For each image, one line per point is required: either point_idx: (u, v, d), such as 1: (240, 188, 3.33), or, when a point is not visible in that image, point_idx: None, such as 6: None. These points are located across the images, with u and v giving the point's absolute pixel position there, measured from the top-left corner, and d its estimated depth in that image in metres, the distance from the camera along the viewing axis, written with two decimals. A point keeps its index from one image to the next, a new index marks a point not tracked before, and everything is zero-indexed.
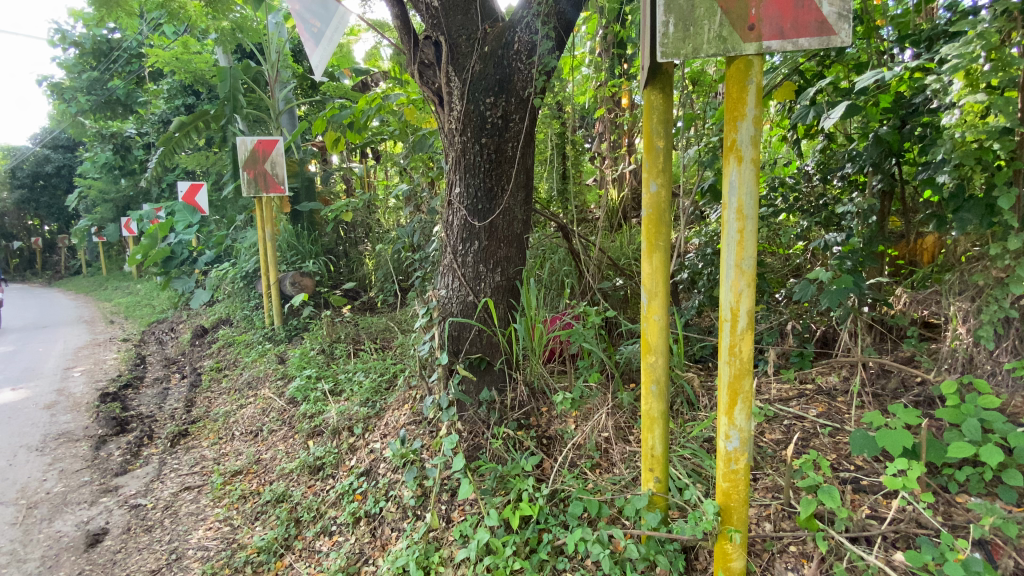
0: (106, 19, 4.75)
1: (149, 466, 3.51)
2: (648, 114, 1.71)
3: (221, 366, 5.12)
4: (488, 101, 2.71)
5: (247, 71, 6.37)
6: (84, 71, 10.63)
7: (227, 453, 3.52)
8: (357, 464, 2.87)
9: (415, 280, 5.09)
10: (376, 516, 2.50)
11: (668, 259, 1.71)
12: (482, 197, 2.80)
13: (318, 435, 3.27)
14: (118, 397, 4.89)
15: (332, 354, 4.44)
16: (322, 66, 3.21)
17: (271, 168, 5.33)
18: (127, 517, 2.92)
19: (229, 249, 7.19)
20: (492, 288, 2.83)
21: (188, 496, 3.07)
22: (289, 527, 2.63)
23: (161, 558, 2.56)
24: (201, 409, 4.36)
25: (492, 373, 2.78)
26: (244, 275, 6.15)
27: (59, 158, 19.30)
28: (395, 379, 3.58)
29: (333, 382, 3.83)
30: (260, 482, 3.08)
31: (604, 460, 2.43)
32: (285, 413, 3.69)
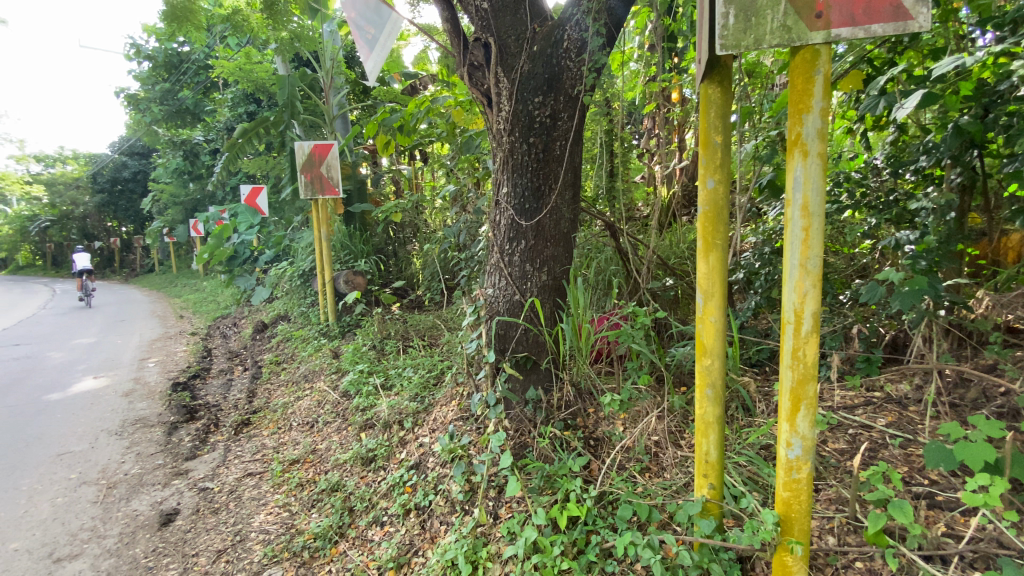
0: (177, 33, 5.10)
1: (216, 451, 3.74)
2: (705, 109, 1.66)
3: (280, 360, 5.41)
4: (537, 100, 2.71)
5: (305, 80, 6.69)
6: (157, 83, 11.47)
7: (286, 442, 3.70)
8: (407, 457, 2.95)
9: (461, 278, 5.18)
10: (425, 509, 2.55)
11: (726, 258, 1.65)
12: (529, 197, 2.80)
13: (370, 427, 3.39)
14: (187, 386, 5.25)
15: (383, 350, 4.59)
16: (376, 71, 3.31)
17: (327, 171, 5.54)
18: (196, 499, 3.11)
19: (287, 249, 7.57)
20: (538, 286, 2.83)
21: (250, 481, 3.24)
22: (343, 516, 2.73)
23: (226, 539, 2.71)
24: (262, 399, 4.61)
25: (538, 373, 2.78)
26: (300, 273, 6.45)
27: (135, 164, 20.79)
28: (443, 375, 3.68)
29: (384, 376, 3.98)
30: (317, 470, 3.22)
31: (654, 464, 2.38)
32: (340, 406, 3.85)
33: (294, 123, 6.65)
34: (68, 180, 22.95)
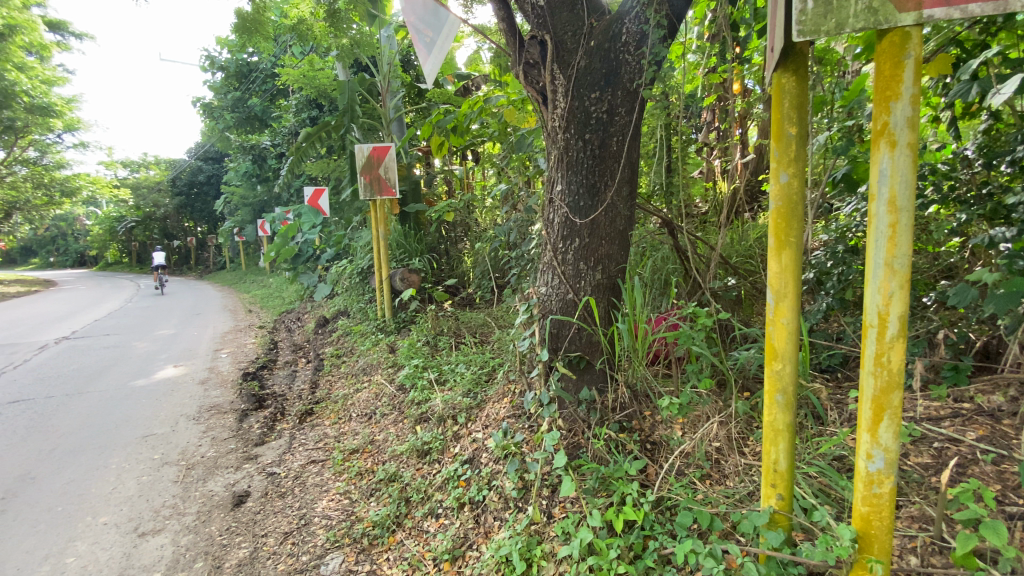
0: (248, 43, 5.42)
1: (282, 438, 3.96)
2: (778, 99, 1.58)
3: (340, 353, 5.65)
4: (593, 96, 2.67)
5: (364, 84, 6.92)
6: (229, 91, 12.46)
7: (346, 432, 3.87)
8: (461, 452, 3.00)
9: (512, 276, 5.22)
10: (479, 504, 2.58)
11: (800, 257, 1.56)
12: (584, 194, 2.76)
13: (425, 421, 3.48)
14: (257, 376, 5.60)
15: (436, 346, 4.70)
16: (434, 73, 3.37)
17: (384, 172, 5.72)
18: (265, 482, 3.28)
19: (346, 248, 7.90)
20: (593, 285, 2.79)
21: (313, 468, 3.40)
22: (400, 506, 2.80)
23: (292, 522, 2.83)
24: (323, 390, 4.84)
25: (593, 373, 2.75)
26: (359, 271, 6.69)
27: (210, 169, 22.23)
28: (494, 373, 3.73)
29: (438, 372, 4.08)
30: (374, 461, 3.34)
31: (715, 471, 2.30)
32: (396, 399, 3.98)
33: (354, 126, 6.91)
34: (151, 183, 24.96)
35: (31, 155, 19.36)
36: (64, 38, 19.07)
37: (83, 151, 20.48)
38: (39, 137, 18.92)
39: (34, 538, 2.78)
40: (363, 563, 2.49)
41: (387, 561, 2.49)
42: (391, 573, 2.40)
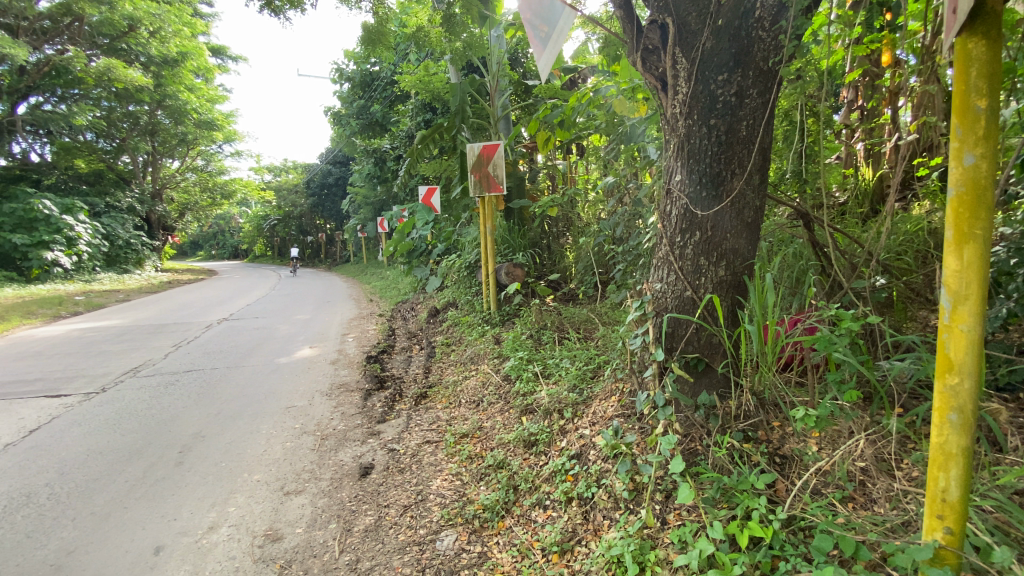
0: (373, 54, 5.87)
1: (401, 418, 4.28)
2: (964, 67, 1.34)
3: (450, 342, 5.97)
4: (720, 79, 2.50)
5: (474, 85, 7.15)
6: (355, 100, 13.76)
7: (457, 416, 4.06)
8: (567, 447, 3.00)
9: (618, 272, 5.12)
10: (588, 501, 2.56)
11: (988, 253, 1.32)
12: (708, 184, 2.59)
13: (531, 412, 3.55)
14: (377, 359, 6.12)
15: (540, 340, 4.74)
16: (547, 68, 3.39)
17: (493, 170, 5.86)
18: (386, 457, 3.56)
19: (454, 243, 8.29)
20: (715, 282, 2.63)
21: (428, 448, 3.62)
22: (509, 493, 2.87)
23: (411, 497, 3.03)
24: (435, 376, 5.15)
25: (713, 377, 2.62)
26: (467, 265, 6.99)
27: (338, 171, 24.52)
28: (600, 369, 3.70)
29: (543, 365, 4.13)
30: (483, 446, 3.47)
31: (859, 495, 2.06)
32: (502, 388, 4.11)
33: (464, 126, 7.19)
34: (290, 186, 28.28)
35: (200, 164, 22.89)
36: (224, 61, 22.22)
37: (237, 158, 23.75)
38: (205, 147, 22.29)
39: (205, 487, 3.23)
40: (475, 543, 2.57)
41: (497, 545, 2.55)
42: (502, 557, 2.45)
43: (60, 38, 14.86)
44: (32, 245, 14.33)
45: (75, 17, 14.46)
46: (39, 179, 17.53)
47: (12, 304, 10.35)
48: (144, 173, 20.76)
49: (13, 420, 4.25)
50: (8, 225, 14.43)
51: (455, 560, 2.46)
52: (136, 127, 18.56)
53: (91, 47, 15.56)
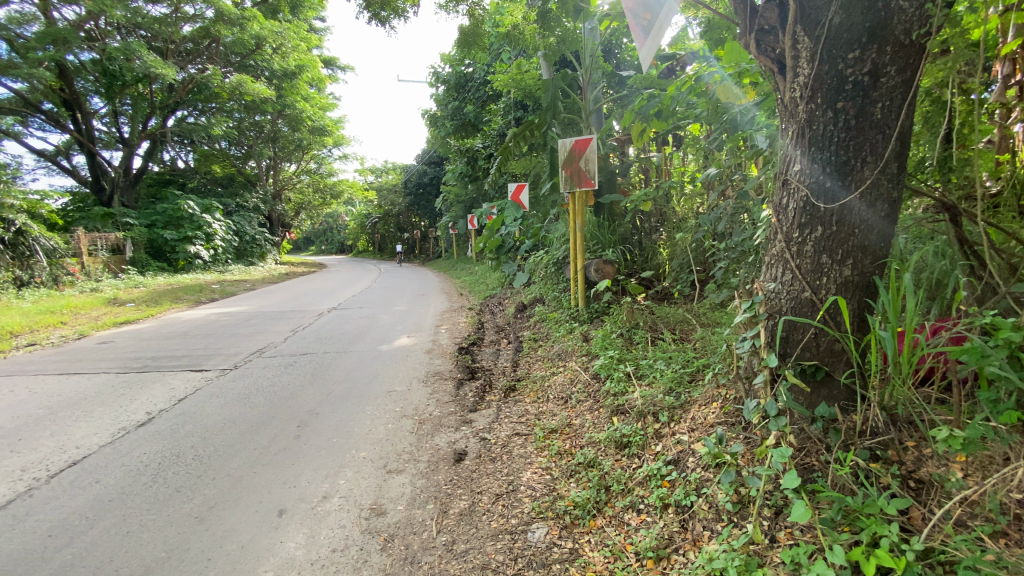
0: (468, 55, 6.04)
1: (491, 408, 4.39)
2: None
3: (537, 338, 6.02)
4: (850, 57, 2.25)
5: (566, 79, 7.10)
6: (450, 102, 14.29)
7: (545, 411, 4.09)
8: (664, 451, 2.90)
9: (718, 270, 4.85)
10: (686, 509, 2.45)
11: None
12: (833, 174, 2.35)
13: (623, 413, 3.47)
14: (468, 351, 6.34)
15: (632, 339, 4.61)
16: (649, 58, 3.27)
17: (585, 164, 5.64)
18: (478, 445, 3.68)
19: (543, 239, 8.32)
20: (839, 283, 2.38)
21: (518, 440, 3.68)
22: (601, 492, 2.83)
23: (502, 486, 3.09)
24: (523, 370, 5.22)
25: (834, 387, 2.40)
26: (554, 261, 6.96)
27: (432, 171, 25.70)
28: (698, 373, 3.53)
29: (634, 365, 4.02)
30: (573, 443, 3.46)
31: (1016, 531, 1.76)
32: (591, 387, 4.07)
33: (555, 122, 7.18)
34: (389, 186, 30.12)
35: (313, 167, 25.16)
36: (334, 71, 24.18)
37: (344, 161, 25.76)
38: (318, 152, 24.49)
39: (319, 460, 3.55)
40: (567, 539, 2.56)
41: (589, 543, 2.52)
42: (594, 556, 2.42)
43: (201, 59, 17.15)
44: (179, 239, 16.69)
45: (213, 39, 16.52)
46: (184, 183, 20.36)
47: (165, 290, 12.15)
48: (266, 176, 23.26)
49: (166, 389, 4.98)
50: (161, 223, 16.85)
51: (547, 553, 2.48)
52: (261, 135, 20.94)
53: (225, 65, 17.67)
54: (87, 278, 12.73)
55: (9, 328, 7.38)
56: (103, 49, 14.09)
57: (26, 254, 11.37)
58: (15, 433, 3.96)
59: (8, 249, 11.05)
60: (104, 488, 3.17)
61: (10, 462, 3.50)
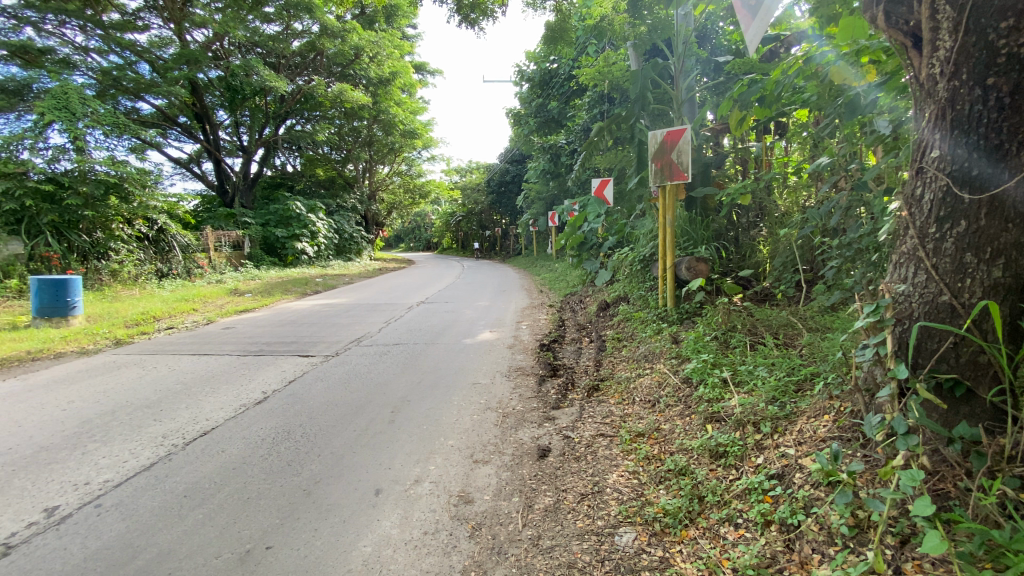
0: (555, 49, 5.99)
1: (574, 407, 4.34)
2: None
3: (621, 337, 5.86)
4: (1003, 26, 1.94)
5: (656, 69, 6.82)
6: (534, 99, 14.33)
7: (631, 413, 3.97)
8: (765, 465, 2.73)
9: (828, 271, 4.48)
10: (793, 529, 2.27)
11: None
12: (981, 161, 2.04)
13: (718, 421, 3.29)
14: (550, 348, 6.34)
15: (727, 344, 4.34)
16: (756, 40, 3.06)
17: (677, 157, 5.36)
18: (561, 443, 3.65)
19: (627, 236, 8.07)
20: (987, 286, 2.06)
21: (603, 441, 3.60)
22: (693, 502, 2.69)
23: (587, 486, 3.05)
24: (606, 370, 5.11)
25: (977, 406, 2.09)
26: (640, 259, 6.73)
27: (515, 169, 26.09)
28: (806, 383, 3.30)
29: (731, 371, 3.80)
30: (662, 449, 3.32)
31: None
32: (681, 391, 3.89)
33: (643, 114, 6.94)
34: (473, 185, 30.94)
35: (403, 168, 26.50)
36: (424, 76, 25.30)
37: (431, 161, 26.85)
38: (408, 154, 25.76)
39: (411, 445, 3.74)
40: (656, 547, 2.46)
41: (680, 554, 2.40)
42: (686, 567, 2.31)
43: (307, 71, 18.64)
44: (288, 237, 18.38)
45: (317, 52, 17.97)
46: (292, 185, 22.36)
47: (276, 283, 13.44)
48: (362, 178, 24.87)
49: (278, 372, 5.50)
50: (274, 222, 18.65)
51: (636, 559, 2.40)
52: (358, 139, 22.43)
53: (328, 76, 19.05)
54: (213, 271, 14.43)
55: (153, 313, 8.56)
56: (227, 67, 15.88)
57: (166, 250, 13.19)
58: (159, 404, 4.59)
59: (152, 244, 12.97)
60: (228, 457, 3.57)
61: (155, 428, 4.06)
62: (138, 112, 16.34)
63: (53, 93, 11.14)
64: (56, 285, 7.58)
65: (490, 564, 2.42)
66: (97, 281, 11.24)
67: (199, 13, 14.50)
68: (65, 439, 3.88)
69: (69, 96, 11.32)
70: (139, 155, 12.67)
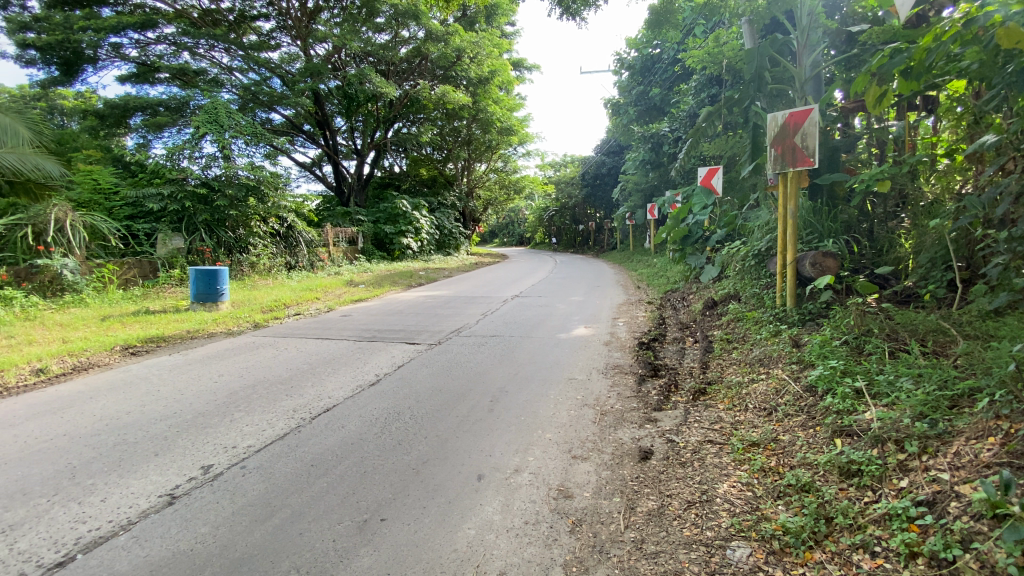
0: (660, 32, 5.73)
1: (678, 410, 4.13)
2: None
3: (731, 339, 5.48)
4: None
5: (775, 45, 6.24)
6: (634, 87, 13.87)
7: (743, 421, 3.68)
8: (911, 489, 2.39)
9: (992, 269, 3.81)
10: (946, 565, 1.97)
11: None
12: None
13: (850, 436, 2.95)
14: (651, 346, 6.10)
15: (860, 350, 3.86)
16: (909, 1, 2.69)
17: (801, 140, 4.86)
18: (665, 446, 3.50)
19: (738, 229, 7.49)
20: None
21: (711, 448, 3.38)
22: (819, 523, 2.43)
23: (694, 494, 2.88)
24: (714, 373, 4.80)
25: None
26: (754, 253, 6.23)
27: (612, 161, 25.65)
28: (965, 401, 2.84)
29: (865, 381, 3.38)
30: (781, 461, 3.04)
31: None
32: (803, 401, 3.53)
33: (759, 95, 6.40)
34: (568, 178, 30.61)
35: (500, 165, 27.00)
36: (522, 72, 25.53)
37: (527, 157, 27.08)
38: (505, 151, 26.20)
39: (510, 434, 3.81)
40: (774, 567, 2.26)
41: None
42: None
43: (413, 76, 19.66)
44: (395, 233, 19.68)
45: (423, 57, 18.90)
46: (399, 185, 23.87)
47: (385, 276, 14.43)
48: (461, 175, 25.80)
49: (388, 357, 5.90)
50: (383, 219, 20.02)
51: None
52: (458, 139, 23.31)
53: (432, 78, 19.87)
54: (331, 264, 15.87)
55: (284, 301, 9.64)
56: (344, 77, 17.29)
57: (294, 244, 14.78)
58: (289, 381, 5.16)
59: (283, 240, 14.58)
60: (347, 432, 3.91)
61: (287, 402, 4.56)
62: (270, 122, 18.39)
63: (206, 109, 12.93)
64: (209, 275, 8.81)
65: (591, 562, 2.39)
66: (239, 271, 12.89)
67: (321, 28, 15.93)
68: (216, 407, 4.51)
69: (219, 111, 13.07)
70: (272, 160, 14.24)
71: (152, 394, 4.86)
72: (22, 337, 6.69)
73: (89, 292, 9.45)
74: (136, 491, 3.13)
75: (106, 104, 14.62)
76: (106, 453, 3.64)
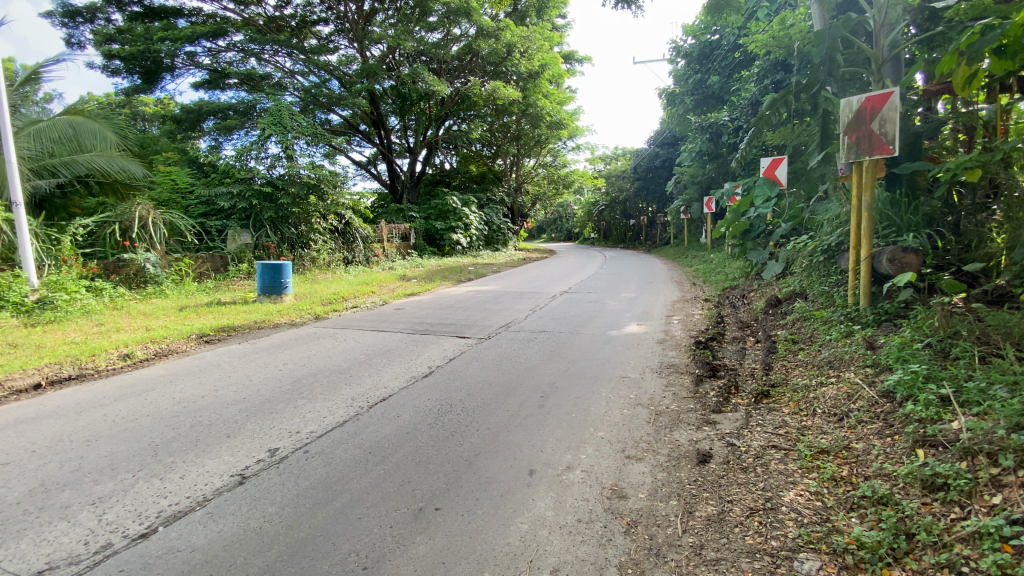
0: (722, 17, 5.50)
1: (739, 413, 3.95)
2: None
3: (797, 339, 5.19)
4: None
5: (848, 25, 5.84)
6: (691, 75, 13.36)
7: (810, 427, 3.48)
8: (1007, 507, 2.18)
9: None
10: None
11: None
12: None
13: (934, 448, 2.72)
14: (708, 346, 5.88)
15: (945, 354, 3.55)
16: None
17: (879, 127, 4.49)
18: (725, 450, 3.36)
19: (804, 223, 7.08)
20: None
21: (776, 454, 3.22)
22: (899, 539, 2.26)
23: (757, 501, 2.75)
24: (778, 374, 4.55)
25: None
26: (823, 249, 5.86)
27: (665, 153, 25.07)
28: None
29: (953, 388, 3.10)
30: (854, 471, 2.85)
31: None
32: (880, 407, 3.29)
33: (829, 80, 6.02)
34: (618, 172, 29.97)
35: (549, 160, 26.82)
36: (572, 65, 25.20)
37: (576, 151, 26.76)
38: (554, 146, 26.02)
39: (561, 431, 3.79)
40: None
41: None
42: None
43: (464, 73, 19.84)
44: (446, 229, 20.04)
45: (473, 53, 19.04)
46: (449, 181, 24.26)
47: (437, 271, 14.73)
48: (511, 171, 25.87)
49: (440, 350, 6.02)
50: (435, 215, 20.45)
51: None
52: (507, 134, 23.36)
53: (483, 75, 19.96)
54: (385, 260, 16.37)
55: (342, 294, 10.04)
56: (398, 77, 17.73)
57: (350, 240, 15.35)
58: (347, 371, 5.37)
59: (341, 236, 15.18)
60: (403, 422, 4.03)
61: (346, 391, 4.75)
62: (329, 123, 19.14)
63: (271, 112, 13.64)
64: (273, 268, 9.33)
65: (647, 564, 2.33)
66: (301, 266, 13.56)
67: (376, 30, 16.36)
68: (281, 393, 4.76)
69: (282, 113, 13.73)
70: (331, 159, 14.83)
71: (225, 380, 5.21)
72: (111, 325, 7.32)
73: (169, 284, 10.22)
74: (211, 470, 3.36)
75: (183, 110, 15.70)
76: (185, 433, 3.93)
